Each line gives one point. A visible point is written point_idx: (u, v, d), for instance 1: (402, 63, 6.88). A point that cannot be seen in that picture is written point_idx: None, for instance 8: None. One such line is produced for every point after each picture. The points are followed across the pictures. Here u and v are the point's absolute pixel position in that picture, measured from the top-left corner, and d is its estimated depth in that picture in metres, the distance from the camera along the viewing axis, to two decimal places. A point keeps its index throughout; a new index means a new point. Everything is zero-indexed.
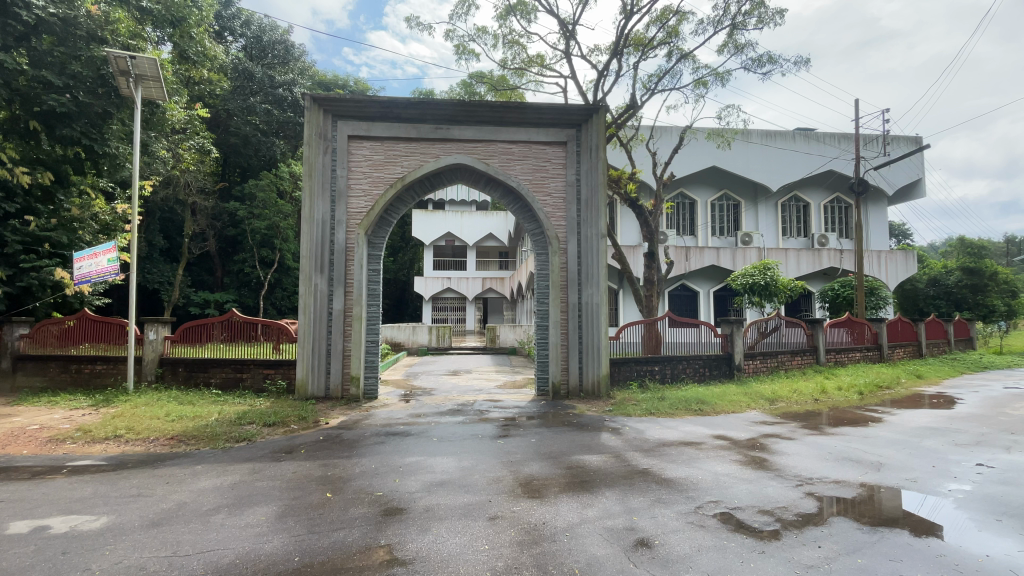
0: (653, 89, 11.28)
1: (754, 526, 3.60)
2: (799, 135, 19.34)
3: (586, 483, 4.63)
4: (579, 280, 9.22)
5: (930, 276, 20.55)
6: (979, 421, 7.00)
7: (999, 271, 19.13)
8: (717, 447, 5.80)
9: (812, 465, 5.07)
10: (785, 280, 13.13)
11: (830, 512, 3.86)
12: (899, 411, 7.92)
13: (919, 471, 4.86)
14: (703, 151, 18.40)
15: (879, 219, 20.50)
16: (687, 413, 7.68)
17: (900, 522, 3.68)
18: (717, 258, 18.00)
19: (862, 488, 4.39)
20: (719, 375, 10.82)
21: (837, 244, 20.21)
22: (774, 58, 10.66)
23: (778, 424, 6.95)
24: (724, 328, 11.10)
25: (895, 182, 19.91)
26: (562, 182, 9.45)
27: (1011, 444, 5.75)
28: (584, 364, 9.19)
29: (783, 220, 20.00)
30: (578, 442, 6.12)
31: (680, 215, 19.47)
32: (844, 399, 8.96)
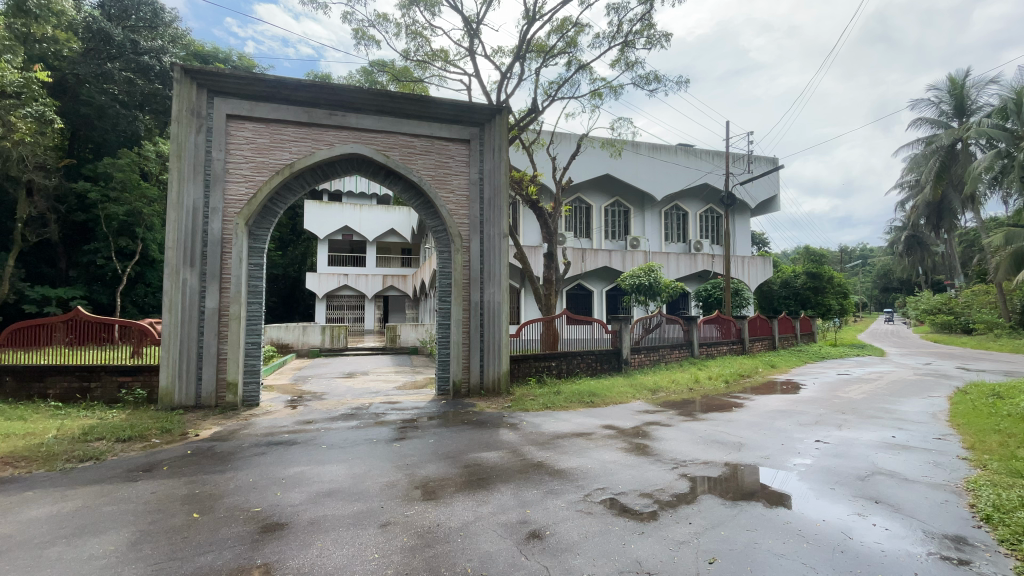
0: (553, 95, 11.65)
1: (636, 509, 3.86)
2: (680, 150, 21.20)
3: (482, 481, 4.63)
4: (480, 279, 9.24)
5: (781, 278, 23.47)
6: (817, 403, 8.23)
7: (834, 276, 22.68)
8: (605, 436, 6.15)
9: (687, 449, 5.57)
10: (666, 281, 14.35)
11: (700, 491, 4.27)
12: (757, 397, 9.05)
13: (771, 449, 5.57)
14: (598, 159, 19.44)
15: (743, 229, 23.25)
16: (580, 405, 8.07)
17: (757, 495, 4.19)
18: (610, 260, 19.17)
19: (727, 467, 4.93)
20: (610, 369, 11.51)
21: (710, 250, 22.56)
22: (660, 77, 11.58)
23: (659, 413, 7.56)
24: (614, 325, 11.86)
25: (757, 196, 22.71)
26: (464, 180, 9.41)
27: (840, 422, 6.83)
28: (484, 362, 9.22)
29: (665, 227, 21.87)
30: (476, 440, 6.12)
31: (577, 219, 20.45)
32: (714, 387, 10.01)
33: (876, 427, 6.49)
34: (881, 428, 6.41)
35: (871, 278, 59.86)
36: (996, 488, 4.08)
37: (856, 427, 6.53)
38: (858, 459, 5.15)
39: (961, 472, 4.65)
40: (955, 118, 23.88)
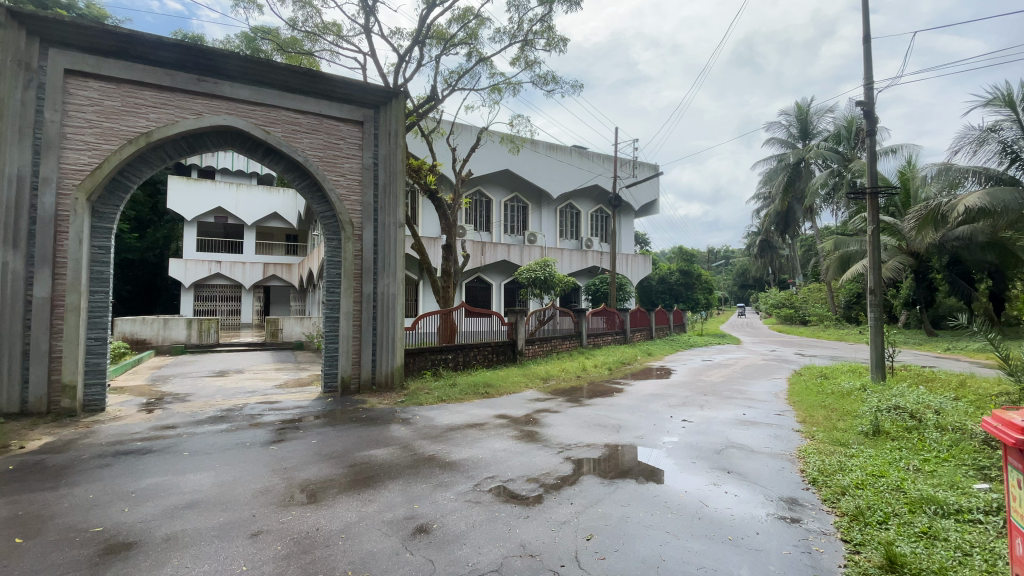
0: (453, 85, 11.50)
1: (522, 495, 3.98)
2: (575, 151, 22.19)
3: (369, 479, 4.45)
4: (373, 270, 8.86)
5: (659, 275, 25.83)
6: (684, 386, 9.20)
7: (702, 273, 25.44)
8: (497, 426, 6.26)
9: (573, 433, 5.88)
10: (559, 275, 14.97)
11: (582, 472, 4.53)
12: (635, 382, 9.88)
13: (646, 429, 6.09)
14: (498, 154, 19.64)
15: (628, 228, 25.09)
16: (474, 397, 8.13)
17: (632, 472, 4.56)
18: (508, 253, 19.52)
19: (607, 448, 5.28)
20: (505, 360, 11.74)
21: (599, 247, 24.01)
22: (557, 79, 11.99)
23: (549, 400, 7.89)
24: (510, 317, 12.11)
25: (641, 199, 24.61)
26: (356, 165, 8.92)
27: (703, 402, 7.70)
28: (376, 356, 8.89)
29: (560, 224, 22.82)
30: (364, 437, 5.87)
31: (476, 212, 20.50)
32: (599, 374, 10.71)
33: (732, 406, 7.39)
34: (735, 407, 7.32)
35: (733, 277, 68.08)
36: (819, 454, 4.87)
37: (716, 407, 7.39)
38: (717, 435, 5.82)
39: (794, 442, 5.47)
40: (800, 140, 27.90)
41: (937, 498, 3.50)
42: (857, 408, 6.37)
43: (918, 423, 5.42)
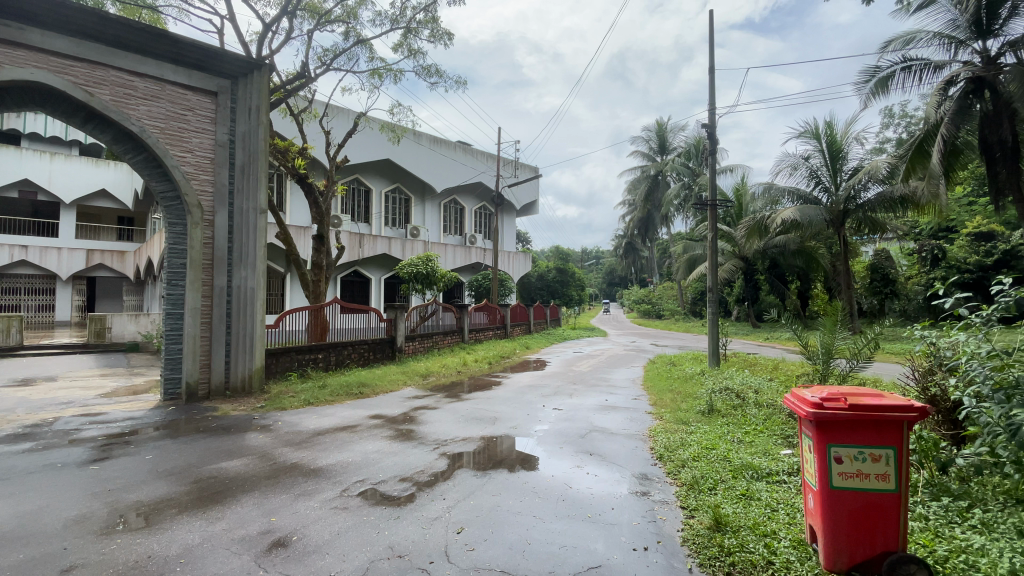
0: (328, 64, 10.74)
1: (393, 495, 3.88)
2: (459, 146, 22.15)
3: (219, 495, 3.97)
4: (227, 260, 7.93)
5: (538, 272, 27.01)
6: (557, 377, 9.77)
7: (576, 271, 27.16)
8: (370, 427, 6.01)
9: (449, 429, 5.87)
10: (442, 270, 14.84)
11: (455, 466, 4.55)
12: (513, 374, 10.23)
13: (520, 420, 6.32)
14: (378, 142, 18.85)
15: (510, 226, 25.82)
16: (346, 398, 7.71)
17: (504, 462, 4.70)
18: (388, 247, 18.84)
19: (482, 441, 5.38)
20: (382, 358, 11.32)
21: (483, 244, 24.34)
22: (440, 71, 11.84)
23: (427, 397, 7.80)
24: (389, 314, 11.72)
25: (522, 199, 25.45)
26: (208, 141, 7.89)
27: (573, 391, 8.24)
28: (230, 358, 7.98)
29: (444, 219, 22.68)
30: (216, 449, 5.24)
31: (354, 201, 19.50)
32: (478, 369, 10.86)
33: (597, 393, 8.01)
34: (600, 394, 7.96)
35: (602, 275, 73.74)
36: (667, 433, 5.50)
37: (583, 394, 7.97)
38: (583, 421, 6.26)
39: (647, 423, 6.11)
40: (659, 154, 31.13)
41: (753, 465, 4.16)
42: (697, 391, 7.32)
43: (742, 400, 6.40)
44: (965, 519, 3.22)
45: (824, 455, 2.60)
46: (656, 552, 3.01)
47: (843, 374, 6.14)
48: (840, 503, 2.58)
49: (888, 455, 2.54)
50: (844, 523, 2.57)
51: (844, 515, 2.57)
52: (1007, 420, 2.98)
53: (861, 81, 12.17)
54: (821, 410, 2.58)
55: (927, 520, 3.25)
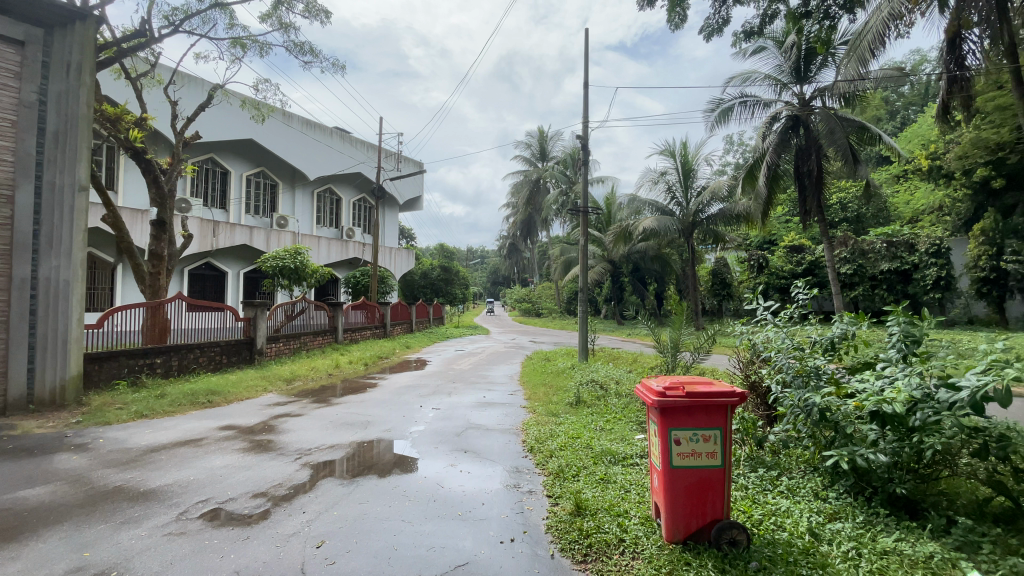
0: (177, 26, 9.36)
1: (244, 513, 3.50)
2: (336, 133, 20.79)
3: (9, 532, 3.22)
4: (31, 247, 6.50)
5: (421, 269, 26.53)
6: (436, 376, 9.67)
7: (460, 270, 27.15)
8: (220, 439, 5.35)
9: (314, 436, 5.46)
10: (313, 265, 13.81)
11: (318, 477, 4.24)
12: (389, 375, 9.88)
13: (394, 422, 6.12)
14: (239, 120, 16.97)
15: (391, 222, 24.97)
16: (192, 408, 6.79)
17: (373, 467, 4.51)
18: (249, 238, 17.03)
19: (352, 447, 5.10)
20: (238, 362, 10.18)
21: (361, 238, 23.20)
22: (314, 51, 10.99)
23: (291, 403, 7.18)
24: (248, 312, 10.60)
25: (404, 193, 24.74)
26: (8, 98, 6.39)
27: (450, 390, 8.22)
28: (36, 365, 6.56)
29: (317, 209, 21.19)
30: (8, 476, 4.25)
31: (207, 184, 17.35)
32: (352, 370, 10.31)
33: (475, 391, 8.09)
34: (477, 391, 8.05)
35: (486, 274, 75.07)
36: (538, 425, 5.74)
37: (461, 392, 7.98)
38: (458, 418, 6.27)
39: (521, 417, 6.32)
40: (539, 159, 32.49)
41: (611, 450, 4.53)
42: (568, 384, 7.76)
43: (605, 391, 6.96)
44: (774, 485, 3.85)
45: (666, 438, 2.91)
46: (522, 542, 3.11)
47: (688, 365, 6.98)
48: (678, 480, 2.90)
49: (715, 435, 2.91)
50: (682, 498, 2.91)
51: (681, 491, 2.90)
52: (805, 403, 3.62)
53: (709, 109, 13.96)
54: (663, 397, 2.88)
55: (747, 489, 3.81)
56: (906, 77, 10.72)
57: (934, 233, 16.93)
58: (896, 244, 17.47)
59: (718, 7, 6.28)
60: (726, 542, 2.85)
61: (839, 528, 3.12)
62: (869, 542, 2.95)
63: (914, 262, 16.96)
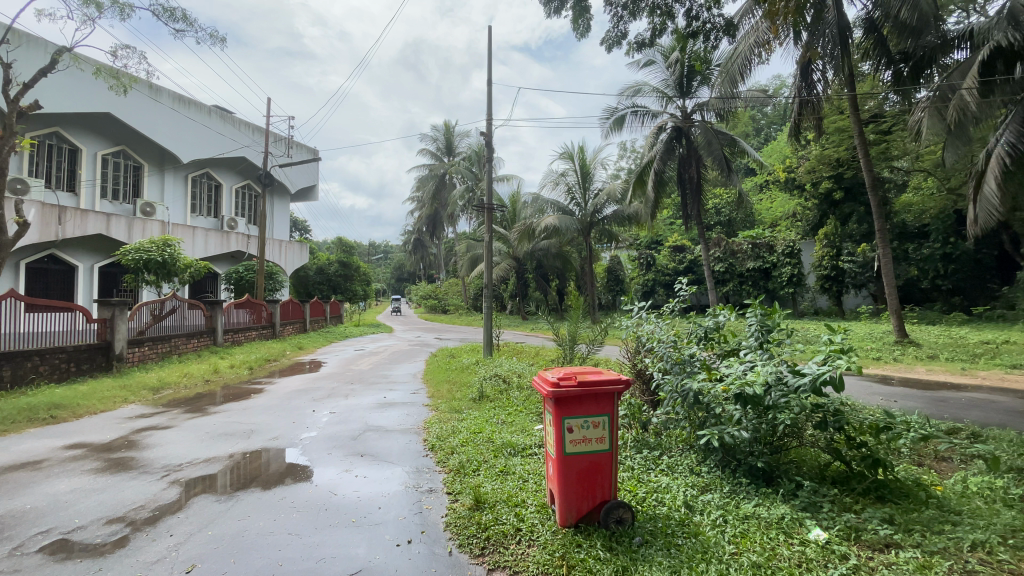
0: None
1: (95, 543, 3.03)
2: (215, 112, 18.75)
3: None
4: None
5: (316, 265, 24.99)
6: (332, 378, 9.16)
7: (359, 265, 25.99)
8: (65, 460, 4.57)
9: (187, 450, 4.89)
10: (186, 258, 12.36)
11: (190, 494, 3.80)
12: (279, 379, 9.16)
13: (283, 429, 5.69)
14: (93, 90, 14.65)
15: (281, 213, 23.17)
16: (27, 426, 5.73)
17: (256, 479, 4.13)
18: (106, 226, 14.79)
19: (232, 458, 4.65)
20: (91, 370, 8.81)
21: (245, 229, 21.25)
22: (188, 19, 9.79)
23: (159, 415, 6.36)
24: (104, 312, 9.20)
25: (296, 183, 23.04)
26: None
27: (347, 392, 7.83)
28: None
29: (192, 197, 19.01)
30: None
31: (50, 162, 14.76)
32: (235, 375, 9.40)
33: (375, 391, 7.80)
34: (377, 392, 7.76)
35: (389, 270, 72.83)
36: (439, 423, 5.68)
37: (359, 394, 7.65)
38: (355, 421, 5.99)
39: (422, 416, 6.21)
40: (445, 154, 32.14)
41: (511, 442, 4.63)
42: (470, 380, 7.78)
43: (507, 385, 7.09)
44: (656, 464, 4.19)
45: (560, 426, 3.03)
46: (420, 543, 3.05)
47: (584, 357, 7.35)
48: (570, 465, 3.04)
49: (603, 421, 3.09)
50: (573, 482, 3.05)
51: (573, 476, 3.05)
52: (683, 388, 3.98)
53: (604, 117, 14.82)
54: (558, 388, 2.99)
55: (633, 469, 4.11)
56: (768, 99, 12.23)
57: (788, 236, 19.56)
58: (760, 246, 19.91)
59: (616, 22, 6.66)
60: (613, 521, 3.04)
61: (709, 499, 3.48)
62: (733, 509, 3.33)
63: (773, 261, 19.44)
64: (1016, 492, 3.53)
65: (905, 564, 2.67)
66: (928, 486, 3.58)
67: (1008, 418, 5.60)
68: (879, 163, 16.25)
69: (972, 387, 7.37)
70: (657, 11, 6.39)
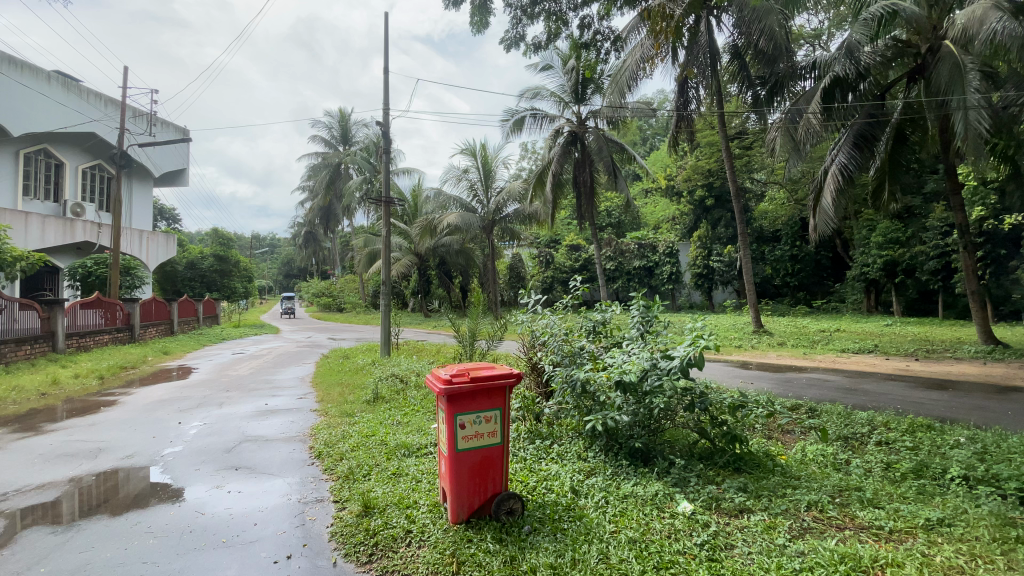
0: None
1: None
2: (56, 78, 15.85)
3: None
4: None
5: (187, 259, 22.28)
6: (205, 385, 8.21)
7: (240, 260, 23.69)
8: None
9: (10, 476, 4.09)
10: (18, 248, 10.36)
11: (16, 529, 3.19)
12: (138, 389, 8.00)
13: (142, 446, 4.99)
14: None
15: (141, 199, 20.35)
16: None
17: (103, 505, 3.57)
18: None
19: (74, 483, 3.98)
20: None
21: (95, 216, 18.32)
22: None
23: None
24: None
25: (161, 165, 20.34)
26: None
27: (223, 400, 7.07)
28: None
29: (23, 176, 15.94)
30: None
31: None
32: (80, 387, 8.04)
33: (256, 398, 7.16)
34: (258, 399, 7.13)
35: (277, 265, 67.32)
36: (327, 428, 5.36)
37: (237, 402, 6.96)
38: (230, 432, 5.44)
39: (309, 422, 5.82)
40: (340, 143, 30.48)
41: (405, 443, 4.52)
42: (364, 382, 7.46)
43: (404, 385, 6.92)
44: (547, 453, 4.36)
45: (452, 424, 3.01)
46: (300, 557, 2.86)
47: (484, 352, 7.41)
48: (462, 461, 3.04)
49: (495, 416, 3.12)
50: (465, 478, 3.06)
51: (466, 471, 3.06)
52: (573, 378, 4.20)
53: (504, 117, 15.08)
54: (450, 384, 2.97)
55: (526, 460, 4.23)
56: (653, 111, 13.28)
57: (669, 238, 21.49)
58: (645, 246, 21.56)
59: (514, 23, 6.77)
60: (504, 512, 3.11)
61: (593, 482, 3.70)
62: (614, 490, 3.58)
63: (656, 260, 21.23)
64: (841, 456, 4.23)
65: (755, 526, 3.06)
66: (775, 456, 4.14)
67: (837, 394, 6.65)
68: (742, 174, 18.47)
69: (810, 368, 8.68)
70: (553, 17, 6.60)
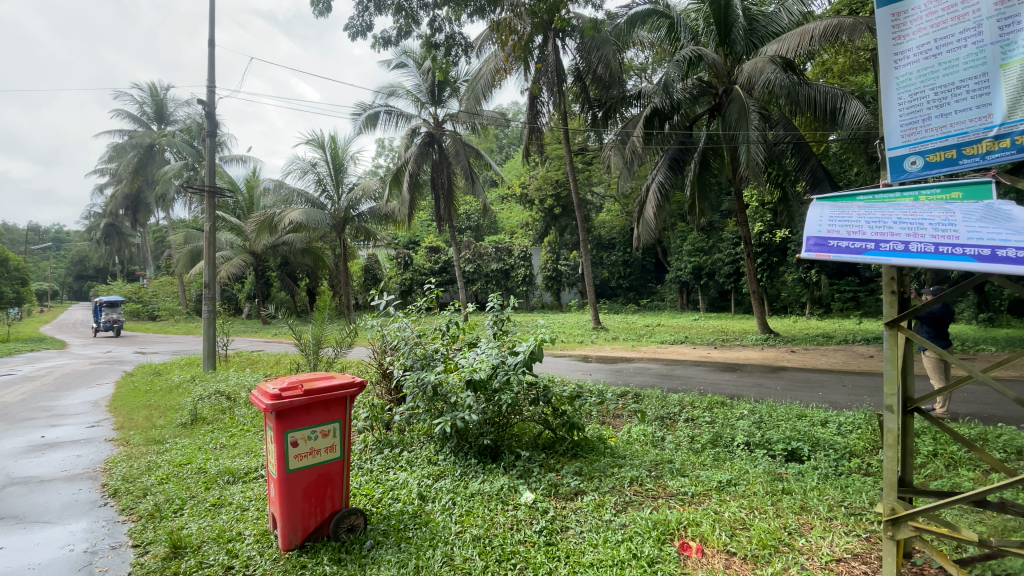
0: None
1: None
2: None
3: None
4: None
5: None
6: None
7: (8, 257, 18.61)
8: None
9: None
10: None
11: None
12: None
13: None
14: None
15: None
16: None
17: None
18: None
19: None
20: None
21: None
22: None
23: None
24: None
25: None
26: None
27: None
28: None
29: None
30: None
31: None
32: None
33: (29, 430, 5.71)
34: (32, 431, 5.69)
35: (65, 264, 54.40)
36: (129, 459, 4.49)
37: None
38: None
39: (104, 454, 4.82)
40: (154, 121, 25.91)
41: (230, 468, 4.00)
42: (181, 402, 6.42)
43: (233, 402, 6.13)
44: (396, 462, 4.24)
45: (282, 443, 2.74)
46: None
47: (330, 360, 6.92)
48: (295, 482, 2.80)
49: (335, 429, 2.92)
50: (299, 499, 2.82)
51: (299, 492, 2.82)
52: (423, 381, 4.14)
53: (357, 110, 14.38)
54: (279, 400, 2.69)
55: (372, 472, 4.05)
56: (506, 120, 13.81)
57: (523, 242, 22.57)
58: (501, 250, 22.32)
59: (360, 11, 6.47)
60: (343, 531, 2.94)
61: (441, 485, 3.69)
62: (462, 490, 3.62)
63: (511, 263, 22.12)
64: (657, 434, 4.89)
65: (586, 506, 3.36)
66: (606, 439, 4.59)
67: (658, 381, 7.64)
68: (585, 186, 20.32)
69: (638, 359, 9.87)
70: (403, 12, 6.48)
